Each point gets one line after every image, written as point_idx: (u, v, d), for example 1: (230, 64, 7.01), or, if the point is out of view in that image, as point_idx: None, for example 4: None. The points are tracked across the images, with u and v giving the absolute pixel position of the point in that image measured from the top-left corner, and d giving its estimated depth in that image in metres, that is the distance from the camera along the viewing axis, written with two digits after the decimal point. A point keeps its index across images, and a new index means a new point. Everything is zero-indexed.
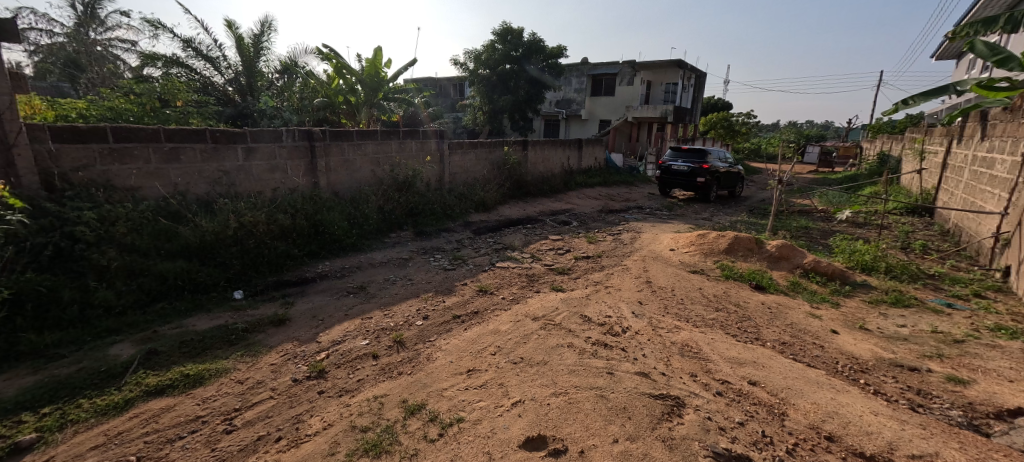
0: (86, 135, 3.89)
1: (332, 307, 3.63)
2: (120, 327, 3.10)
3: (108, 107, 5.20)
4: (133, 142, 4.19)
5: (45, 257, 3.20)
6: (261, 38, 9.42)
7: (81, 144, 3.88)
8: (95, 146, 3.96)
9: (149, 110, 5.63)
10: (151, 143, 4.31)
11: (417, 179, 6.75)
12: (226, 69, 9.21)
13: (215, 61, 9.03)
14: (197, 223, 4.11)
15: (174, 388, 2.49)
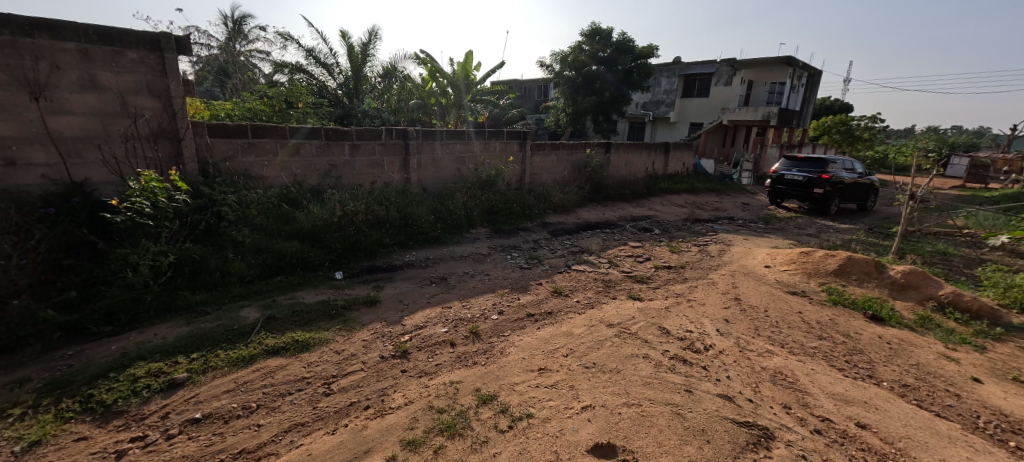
0: (232, 131, 4.64)
1: (416, 293, 3.93)
2: (249, 293, 3.66)
3: (247, 108, 6.13)
4: (266, 138, 4.90)
5: (198, 231, 3.90)
6: (369, 46, 10.31)
7: (228, 139, 4.63)
8: (238, 140, 4.70)
9: (278, 110, 6.52)
10: (279, 139, 4.98)
11: (499, 178, 6.99)
12: (338, 74, 10.18)
13: (330, 68, 10.07)
14: (310, 211, 4.70)
15: (287, 350, 2.90)
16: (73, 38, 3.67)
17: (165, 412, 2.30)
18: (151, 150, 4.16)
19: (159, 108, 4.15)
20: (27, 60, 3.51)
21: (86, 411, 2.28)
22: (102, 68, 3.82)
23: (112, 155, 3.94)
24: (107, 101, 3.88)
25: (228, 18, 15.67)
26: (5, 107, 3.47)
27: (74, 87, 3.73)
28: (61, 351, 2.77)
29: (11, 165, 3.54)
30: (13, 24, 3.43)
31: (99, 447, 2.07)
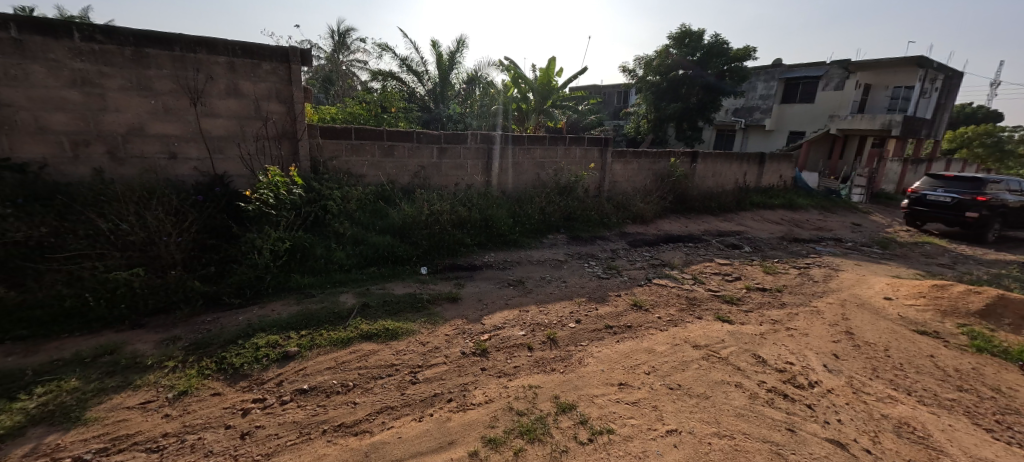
0: (339, 133, 5.12)
1: (495, 294, 4.03)
2: (347, 281, 4.02)
3: (349, 112, 6.73)
4: (367, 139, 5.34)
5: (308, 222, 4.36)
6: (456, 54, 10.81)
7: (336, 140, 5.12)
8: (343, 141, 5.17)
9: (373, 114, 7.07)
10: (376, 141, 5.40)
11: (578, 184, 6.89)
12: (427, 81, 10.82)
13: (420, 75, 10.73)
14: (402, 208, 5.03)
15: (379, 337, 3.13)
16: (223, 52, 4.31)
17: (280, 379, 2.61)
18: (276, 149, 4.75)
19: (285, 112, 4.72)
20: (190, 72, 4.20)
21: (221, 370, 2.67)
22: (244, 79, 4.45)
23: (245, 151, 4.57)
24: (245, 106, 4.50)
25: (335, 32, 17.24)
26: (173, 111, 4.19)
27: (222, 94, 4.38)
28: (202, 317, 3.27)
29: (173, 158, 4.26)
30: (182, 41, 4.12)
31: (230, 403, 2.40)
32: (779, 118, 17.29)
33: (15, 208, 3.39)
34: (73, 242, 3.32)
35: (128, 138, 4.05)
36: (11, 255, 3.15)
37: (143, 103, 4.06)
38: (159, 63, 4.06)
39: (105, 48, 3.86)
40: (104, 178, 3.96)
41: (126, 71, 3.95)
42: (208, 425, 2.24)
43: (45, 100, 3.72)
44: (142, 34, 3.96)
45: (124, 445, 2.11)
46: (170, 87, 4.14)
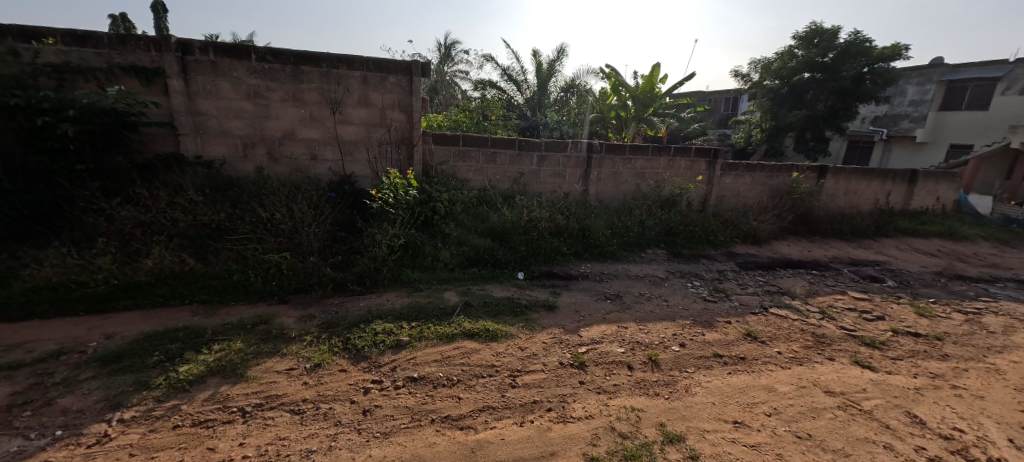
0: (449, 140, 5.45)
1: (592, 306, 3.94)
2: (451, 279, 4.23)
3: (454, 120, 7.11)
4: (473, 146, 5.57)
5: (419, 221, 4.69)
6: (556, 64, 10.97)
7: (445, 146, 5.45)
8: (451, 147, 5.48)
9: (474, 122, 7.37)
10: (480, 147, 5.60)
11: (682, 197, 6.38)
12: (525, 90, 11.19)
13: (519, 84, 11.12)
14: (503, 213, 5.16)
15: (480, 336, 3.25)
16: (359, 67, 4.83)
17: (394, 365, 2.84)
18: (395, 154, 5.20)
19: (405, 120, 5.13)
20: (333, 85, 4.79)
21: (347, 350, 2.99)
22: (374, 90, 4.93)
23: (370, 155, 5.08)
24: (373, 114, 4.99)
25: (442, 45, 18.08)
26: (319, 119, 4.82)
27: (355, 104, 4.91)
28: (332, 299, 3.71)
29: (314, 160, 4.90)
30: (328, 59, 4.70)
31: (353, 380, 2.69)
32: (935, 129, 14.51)
33: (203, 196, 4.19)
34: (240, 227, 3.99)
35: (283, 141, 4.76)
36: (198, 234, 3.90)
37: (296, 112, 4.74)
38: (310, 78, 4.70)
39: (273, 66, 4.58)
40: (264, 175, 4.70)
41: (286, 86, 4.65)
42: (337, 397, 2.53)
43: (228, 110, 4.54)
44: (299, 54, 4.61)
45: (274, 403, 2.47)
46: (317, 98, 4.76)
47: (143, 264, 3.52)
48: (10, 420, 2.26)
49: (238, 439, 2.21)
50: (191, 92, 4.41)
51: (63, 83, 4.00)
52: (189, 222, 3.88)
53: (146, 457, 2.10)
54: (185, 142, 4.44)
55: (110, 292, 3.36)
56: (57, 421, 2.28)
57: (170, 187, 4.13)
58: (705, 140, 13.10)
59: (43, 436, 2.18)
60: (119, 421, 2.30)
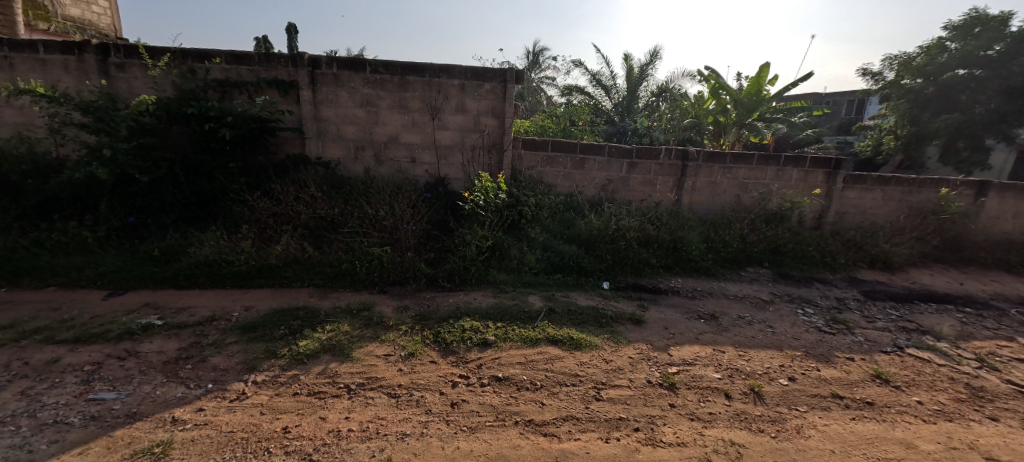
0: (539, 144, 5.42)
1: (684, 325, 3.69)
2: (535, 283, 4.24)
3: (540, 125, 7.06)
4: (562, 151, 5.47)
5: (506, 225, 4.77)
6: (648, 67, 10.44)
7: (534, 151, 5.44)
8: (540, 153, 5.45)
9: (561, 128, 7.18)
10: (569, 153, 5.47)
11: (794, 212, 5.67)
12: (615, 94, 10.81)
13: (609, 89, 10.78)
14: (590, 220, 5.03)
15: (563, 344, 3.23)
16: (459, 76, 5.01)
17: (480, 363, 2.95)
18: (486, 158, 5.31)
19: (497, 126, 5.20)
20: (434, 93, 5.04)
21: (437, 343, 3.17)
22: (470, 97, 5.08)
23: (464, 159, 5.25)
24: (468, 120, 5.14)
25: (531, 51, 18.11)
26: (419, 125, 5.10)
27: (453, 111, 5.11)
28: (425, 293, 3.93)
29: (413, 162, 5.21)
30: (432, 68, 4.95)
31: (442, 373, 2.83)
32: None
33: (321, 193, 4.69)
34: (350, 221, 4.40)
35: (389, 144, 5.14)
36: (316, 226, 4.37)
37: (401, 118, 5.07)
38: (414, 86, 4.99)
39: (384, 77, 4.94)
40: (371, 175, 5.12)
41: (393, 94, 4.99)
42: (428, 386, 2.68)
43: (344, 116, 5.01)
44: (407, 64, 4.92)
45: (374, 384, 2.69)
46: (419, 105, 5.05)
47: (274, 249, 4.04)
48: (177, 370, 2.74)
49: (344, 413, 2.44)
50: (317, 101, 4.95)
51: (223, 95, 4.75)
52: (310, 215, 4.37)
53: (272, 417, 2.40)
54: (310, 144, 5.01)
55: (249, 272, 3.92)
56: (209, 375, 2.72)
57: (297, 183, 4.69)
58: (822, 147, 11.56)
59: (199, 387, 2.61)
60: (253, 382, 2.68)
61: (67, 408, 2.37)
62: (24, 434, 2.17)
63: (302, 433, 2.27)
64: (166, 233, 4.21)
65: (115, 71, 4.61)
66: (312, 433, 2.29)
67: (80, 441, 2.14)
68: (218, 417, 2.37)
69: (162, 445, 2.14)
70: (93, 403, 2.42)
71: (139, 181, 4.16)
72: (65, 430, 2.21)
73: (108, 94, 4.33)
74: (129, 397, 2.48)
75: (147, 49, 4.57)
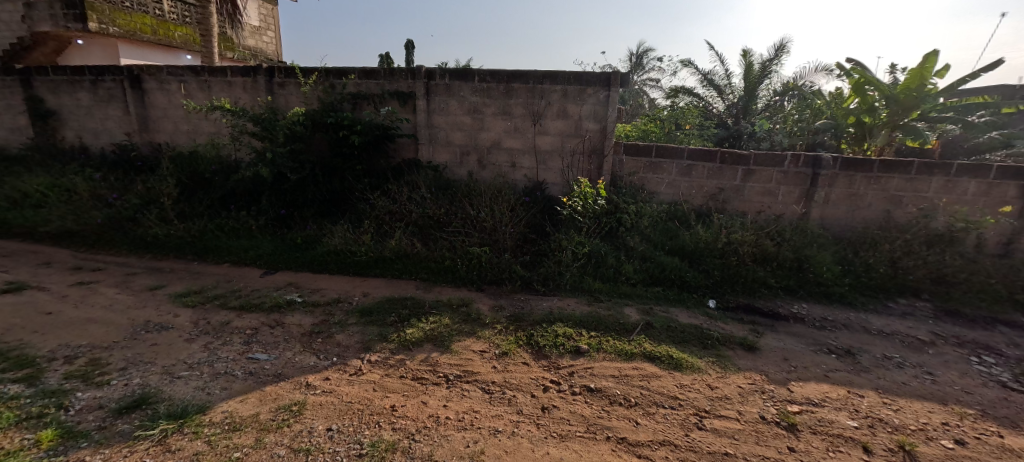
0: (641, 150, 5.04)
1: (809, 357, 3.22)
2: (633, 295, 4.04)
3: (641, 129, 6.68)
4: (666, 158, 5.01)
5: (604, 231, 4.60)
6: (771, 62, 9.10)
7: (636, 157, 5.07)
8: (642, 159, 5.06)
9: (667, 133, 6.59)
10: (675, 159, 4.99)
11: (971, 234, 4.55)
12: (730, 95, 9.47)
13: (722, 90, 9.49)
14: (696, 230, 4.62)
15: (663, 361, 3.03)
16: (562, 81, 4.90)
17: (572, 370, 2.91)
18: (585, 164, 5.10)
19: (599, 130, 4.95)
20: (536, 99, 5.00)
21: (530, 345, 3.21)
22: (573, 103, 4.92)
23: (564, 164, 5.13)
24: (570, 126, 5.00)
25: (634, 53, 17.32)
26: (520, 130, 5.13)
27: (555, 116, 5.01)
28: (520, 295, 3.99)
29: (513, 167, 5.26)
30: (536, 75, 4.93)
31: (534, 375, 2.86)
32: None
33: (430, 193, 5.01)
34: (454, 221, 4.62)
35: (492, 149, 5.26)
36: (424, 224, 4.67)
37: (504, 124, 5.15)
38: (518, 93, 5.03)
39: (490, 86, 5.08)
40: (474, 178, 5.31)
41: (498, 101, 5.10)
42: (520, 388, 2.72)
43: (453, 123, 5.28)
44: (512, 72, 4.99)
45: (470, 378, 2.81)
46: (522, 112, 5.07)
47: (388, 243, 4.44)
48: (311, 342, 3.15)
49: (443, 401, 2.58)
50: (429, 109, 5.29)
51: (355, 106, 5.36)
52: (419, 214, 4.69)
53: (382, 394, 2.63)
54: (423, 149, 5.39)
55: (368, 262, 4.35)
56: (334, 350, 3.08)
57: (410, 185, 5.08)
58: None
59: (327, 359, 2.97)
60: (369, 361, 2.97)
61: (234, 363, 2.88)
62: (204, 379, 2.70)
63: (407, 414, 2.45)
64: (305, 224, 4.86)
65: (277, 88, 5.46)
66: (415, 415, 2.45)
67: (241, 390, 2.60)
68: (340, 387, 2.68)
69: (298, 404, 2.49)
70: (250, 361, 2.91)
71: (288, 179, 4.88)
72: (232, 379, 2.71)
73: (270, 108, 5.15)
74: (276, 360, 2.93)
75: (301, 69, 5.34)
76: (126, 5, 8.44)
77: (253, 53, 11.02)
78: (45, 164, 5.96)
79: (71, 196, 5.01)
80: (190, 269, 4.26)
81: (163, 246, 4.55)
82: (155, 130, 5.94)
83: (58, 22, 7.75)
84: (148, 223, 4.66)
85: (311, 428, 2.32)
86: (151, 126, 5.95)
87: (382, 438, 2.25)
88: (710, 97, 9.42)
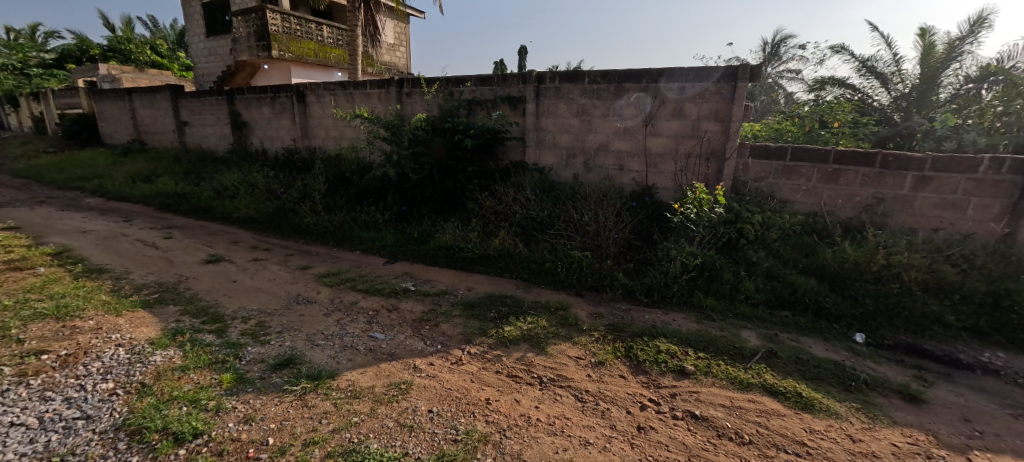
0: (773, 153, 4.38)
1: (1001, 421, 2.48)
2: (752, 317, 3.56)
3: (775, 128, 5.78)
4: (805, 161, 4.27)
5: (720, 243, 4.09)
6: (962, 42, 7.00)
7: (766, 160, 4.43)
8: (774, 163, 4.40)
9: (806, 131, 5.60)
10: (818, 163, 4.22)
11: None
12: (898, 85, 7.42)
13: (888, 79, 7.44)
14: (841, 247, 3.89)
15: (787, 398, 2.63)
16: (679, 79, 4.54)
17: (674, 392, 2.69)
18: (702, 167, 4.62)
19: (720, 131, 4.46)
20: (650, 99, 4.71)
21: (628, 357, 3.06)
22: (690, 101, 4.52)
23: (677, 168, 4.73)
24: (686, 126, 4.60)
25: (769, 42, 15.19)
26: (631, 131, 4.89)
27: (669, 117, 4.66)
28: (620, 304, 3.82)
29: (621, 170, 5.03)
30: (650, 74, 4.66)
31: (631, 390, 2.71)
32: None
33: (535, 195, 5.07)
34: (557, 223, 4.62)
35: (599, 152, 5.12)
36: (528, 225, 4.76)
37: (613, 126, 4.97)
38: (629, 93, 4.80)
39: (601, 87, 4.95)
40: (579, 181, 5.22)
41: (608, 103, 4.94)
42: (615, 402, 2.61)
43: (561, 126, 5.26)
44: (624, 72, 4.79)
45: (564, 383, 2.79)
46: (633, 113, 4.83)
47: (494, 242, 4.64)
48: (420, 329, 3.46)
49: (535, 402, 2.61)
50: (539, 112, 5.36)
51: (470, 111, 5.71)
52: (524, 215, 4.79)
53: (479, 386, 2.77)
54: (530, 151, 5.48)
55: (475, 258, 4.60)
56: (439, 338, 3.34)
57: (516, 186, 5.21)
58: None
59: (433, 345, 3.23)
60: (469, 352, 3.15)
61: (358, 338, 3.31)
62: (335, 349, 3.16)
63: (500, 409, 2.54)
64: (423, 220, 5.33)
65: (405, 98, 6.10)
66: (508, 411, 2.52)
67: (363, 364, 2.98)
68: (442, 374, 2.89)
69: (406, 384, 2.76)
70: (369, 338, 3.31)
71: (411, 179, 5.41)
72: (356, 353, 3.11)
73: (399, 115, 5.77)
74: (391, 341, 3.28)
75: (425, 79, 5.88)
76: (298, 33, 10.26)
77: (388, 67, 12.49)
78: (240, 164, 7.57)
79: (255, 190, 6.26)
80: (332, 254, 5.00)
81: (315, 234, 5.42)
82: (313, 136, 7.10)
83: (253, 52, 9.83)
84: (304, 214, 5.60)
85: (415, 407, 2.55)
86: (310, 133, 7.14)
87: (476, 428, 2.38)
88: (871, 89, 7.61)
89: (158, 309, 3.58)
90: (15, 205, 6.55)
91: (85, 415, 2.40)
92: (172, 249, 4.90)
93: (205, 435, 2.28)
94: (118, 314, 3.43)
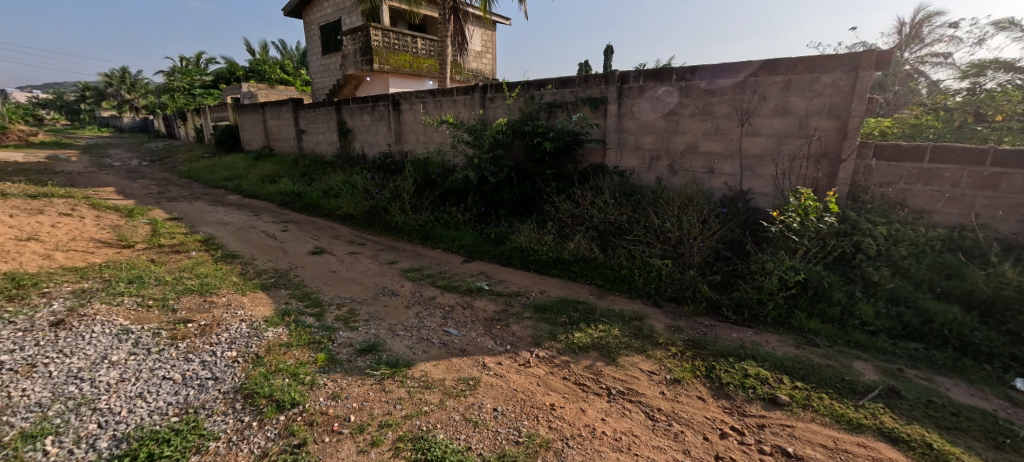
0: (906, 153, 3.67)
1: None
2: (869, 346, 3.02)
3: (911, 123, 4.77)
4: (951, 163, 3.52)
5: (830, 258, 3.56)
6: None
7: (896, 162, 3.73)
8: (908, 165, 3.69)
9: (955, 127, 4.63)
10: (970, 166, 3.44)
11: None
12: None
13: None
14: (1000, 270, 3.13)
15: (912, 448, 2.17)
16: (784, 71, 4.04)
17: (763, 423, 2.38)
18: (811, 169, 4.05)
19: (835, 128, 3.88)
20: (748, 94, 4.26)
21: (708, 378, 2.79)
22: (797, 95, 4.00)
23: (779, 171, 4.20)
24: (791, 123, 4.08)
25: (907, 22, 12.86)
26: (724, 131, 4.47)
27: (770, 113, 4.17)
28: (703, 319, 3.50)
29: (711, 173, 4.62)
30: (748, 66, 4.22)
31: (711, 415, 2.46)
32: None
33: (614, 198, 4.88)
34: (636, 229, 4.40)
35: (686, 154, 4.77)
36: (605, 230, 4.60)
37: (703, 126, 4.59)
38: (724, 90, 4.40)
39: (690, 83, 4.60)
40: (663, 185, 4.91)
41: (698, 100, 4.58)
42: (691, 425, 2.39)
43: (645, 127, 4.99)
44: (718, 67, 4.40)
45: (634, 397, 2.63)
46: (727, 111, 4.42)
47: (569, 246, 4.56)
48: (491, 327, 3.53)
49: (601, 414, 2.49)
50: (621, 113, 5.15)
51: (550, 114, 5.69)
52: (601, 219, 4.64)
53: (545, 391, 2.73)
54: (611, 154, 5.30)
55: (550, 262, 4.57)
56: (508, 338, 3.37)
57: (595, 189, 5.07)
58: None
59: (502, 345, 3.27)
60: (538, 356, 3.12)
61: (434, 332, 3.48)
62: (412, 340, 3.36)
63: (564, 416, 2.47)
64: (500, 221, 5.44)
65: (488, 103, 6.31)
66: (572, 420, 2.45)
67: (435, 356, 3.12)
68: (508, 374, 2.91)
69: (473, 380, 2.83)
70: (443, 333, 3.45)
71: (493, 182, 5.55)
72: (430, 345, 3.27)
73: (482, 120, 5.99)
74: (462, 337, 3.40)
75: (508, 84, 6.02)
76: (397, 47, 11.19)
77: (475, 74, 13.09)
78: (343, 167, 8.46)
79: (355, 190, 6.94)
80: (416, 250, 5.33)
81: (403, 232, 5.82)
82: (405, 141, 7.68)
83: (358, 66, 10.94)
84: (394, 213, 6.06)
85: (481, 404, 2.59)
86: (403, 138, 7.73)
87: (538, 432, 2.34)
88: None
89: (272, 291, 4.13)
90: (180, 200, 8.07)
91: (215, 376, 2.85)
92: (287, 241, 5.63)
93: (300, 405, 2.56)
94: (243, 293, 4.05)
